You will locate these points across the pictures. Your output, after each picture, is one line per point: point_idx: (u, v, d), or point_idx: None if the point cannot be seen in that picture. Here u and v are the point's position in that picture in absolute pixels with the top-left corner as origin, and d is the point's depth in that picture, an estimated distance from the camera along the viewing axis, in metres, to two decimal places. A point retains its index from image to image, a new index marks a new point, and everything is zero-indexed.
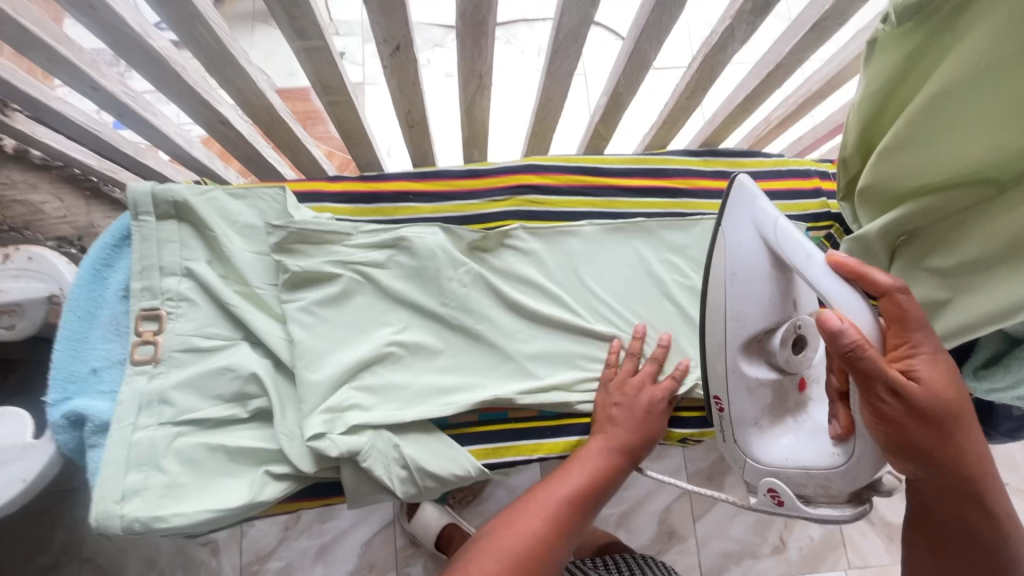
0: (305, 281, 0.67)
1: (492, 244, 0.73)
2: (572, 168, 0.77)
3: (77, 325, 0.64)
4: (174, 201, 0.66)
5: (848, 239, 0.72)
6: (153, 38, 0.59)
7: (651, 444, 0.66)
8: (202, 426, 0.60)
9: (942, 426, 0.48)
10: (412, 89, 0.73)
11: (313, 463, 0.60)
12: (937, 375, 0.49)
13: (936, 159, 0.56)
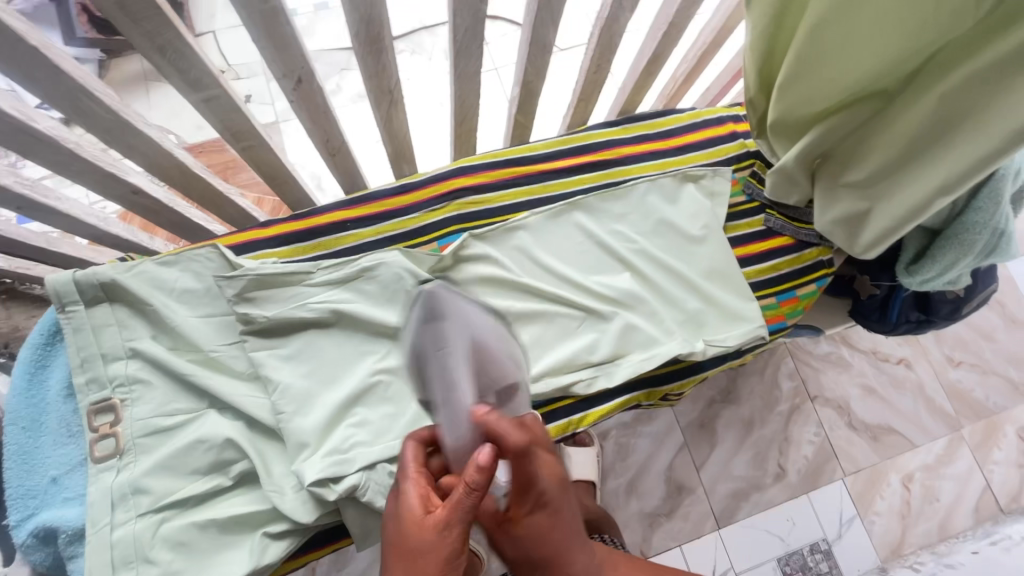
0: (273, 329, 0.64)
1: (450, 262, 0.72)
2: (501, 163, 0.78)
3: (23, 437, 0.59)
4: (100, 283, 0.63)
5: (771, 173, 0.76)
6: (38, 120, 0.55)
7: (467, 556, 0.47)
8: (185, 506, 0.58)
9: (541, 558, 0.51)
10: (325, 118, 0.72)
11: (311, 511, 0.58)
12: (546, 529, 0.51)
13: (828, 85, 0.60)
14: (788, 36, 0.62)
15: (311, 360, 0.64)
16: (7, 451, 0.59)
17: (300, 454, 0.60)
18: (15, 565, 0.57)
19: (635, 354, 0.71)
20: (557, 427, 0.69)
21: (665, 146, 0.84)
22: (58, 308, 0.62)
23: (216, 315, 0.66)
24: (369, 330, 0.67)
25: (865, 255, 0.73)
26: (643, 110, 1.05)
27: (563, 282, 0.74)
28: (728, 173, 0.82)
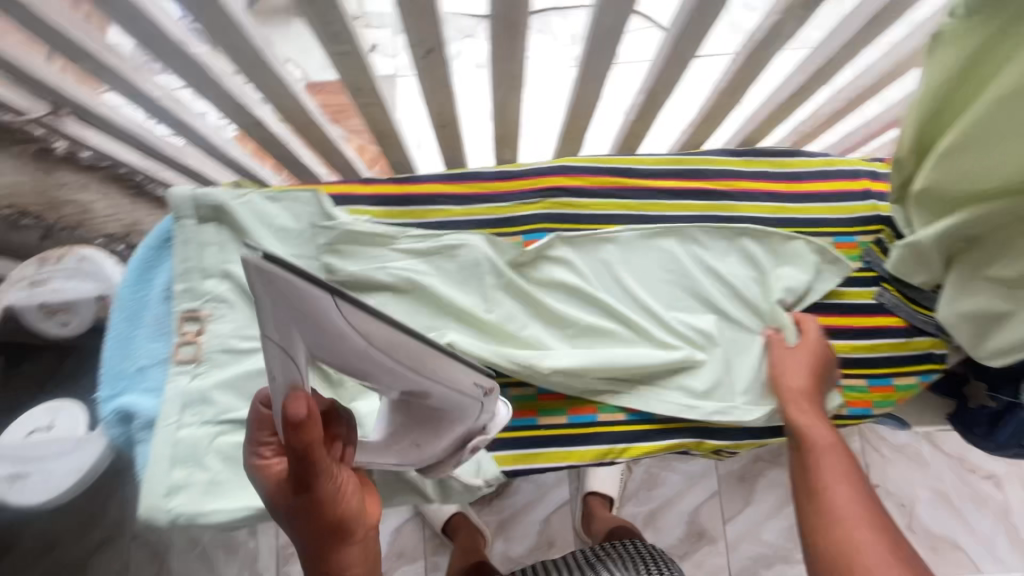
0: (353, 283, 0.68)
1: (530, 259, 0.71)
2: (604, 170, 0.76)
3: (123, 325, 0.66)
4: (213, 204, 0.68)
5: (900, 245, 0.67)
6: (193, 46, 0.60)
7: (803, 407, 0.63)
8: (241, 425, 0.62)
9: (787, 378, 0.66)
10: (444, 90, 0.72)
11: None
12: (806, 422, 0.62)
13: (999, 164, 0.52)
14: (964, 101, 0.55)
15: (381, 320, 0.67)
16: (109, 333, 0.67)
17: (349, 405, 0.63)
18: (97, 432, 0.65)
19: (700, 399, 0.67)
20: (598, 450, 0.67)
21: (783, 189, 0.78)
22: (174, 219, 0.67)
23: (306, 258, 0.70)
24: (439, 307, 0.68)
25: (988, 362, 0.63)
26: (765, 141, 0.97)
27: (638, 307, 0.71)
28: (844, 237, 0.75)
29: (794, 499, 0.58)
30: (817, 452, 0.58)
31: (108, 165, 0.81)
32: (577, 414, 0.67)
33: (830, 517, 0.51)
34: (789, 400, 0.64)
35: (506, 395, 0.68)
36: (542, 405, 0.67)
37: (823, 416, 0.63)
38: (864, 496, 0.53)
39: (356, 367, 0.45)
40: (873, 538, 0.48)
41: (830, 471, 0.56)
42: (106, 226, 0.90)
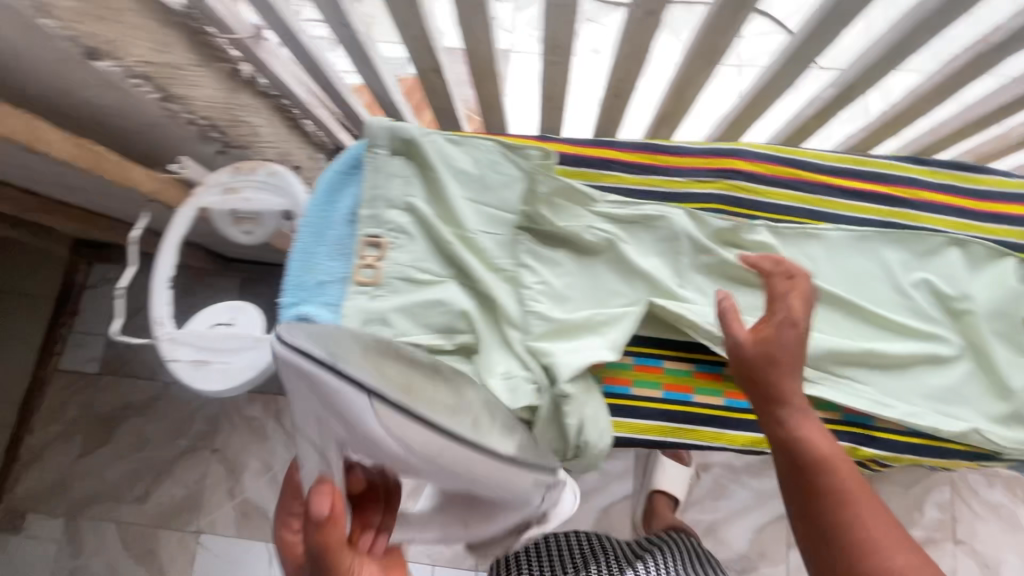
0: (549, 239, 0.70)
1: (728, 240, 0.71)
2: (785, 160, 0.74)
3: (309, 238, 0.70)
4: (406, 139, 0.70)
5: None
6: None
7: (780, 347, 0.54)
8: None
9: (766, 377, 0.53)
10: (638, 58, 0.71)
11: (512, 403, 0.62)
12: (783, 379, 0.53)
13: None
14: None
15: (561, 273, 0.69)
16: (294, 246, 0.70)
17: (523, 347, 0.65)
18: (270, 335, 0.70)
19: (872, 403, 0.65)
20: (749, 437, 0.66)
21: (968, 206, 0.74)
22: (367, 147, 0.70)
23: (484, 203, 0.72)
24: (623, 271, 0.70)
25: None
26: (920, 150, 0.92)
27: (808, 302, 0.70)
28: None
29: (797, 535, 0.48)
30: (842, 477, 0.47)
31: (276, 94, 0.87)
32: (733, 398, 0.67)
33: (867, 553, 0.42)
34: (790, 408, 0.52)
35: (662, 367, 0.67)
36: (698, 383, 0.67)
37: (791, 393, 0.53)
38: (884, 519, 0.44)
39: (392, 466, 0.47)
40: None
41: (856, 495, 0.46)
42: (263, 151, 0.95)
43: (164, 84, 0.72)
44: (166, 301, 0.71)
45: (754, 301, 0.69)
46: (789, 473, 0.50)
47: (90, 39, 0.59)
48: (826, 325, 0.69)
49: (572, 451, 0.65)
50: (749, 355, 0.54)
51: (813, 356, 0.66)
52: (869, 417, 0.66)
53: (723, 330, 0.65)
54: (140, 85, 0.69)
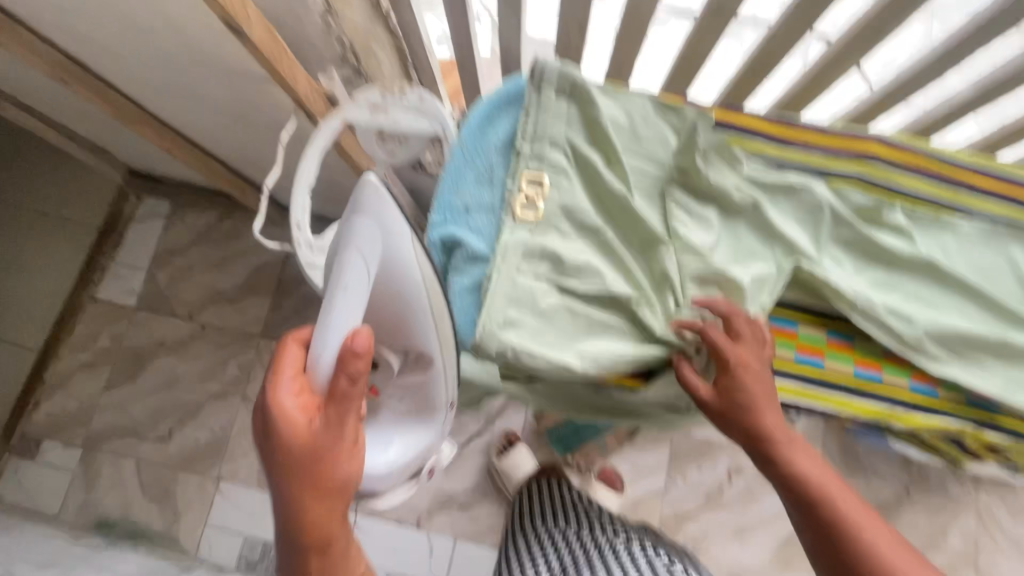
0: (701, 195, 0.71)
1: (868, 217, 0.73)
2: (926, 151, 0.75)
3: (462, 164, 0.71)
4: (572, 82, 0.71)
5: None
6: None
7: (744, 381, 0.62)
8: (566, 283, 0.65)
9: (741, 424, 0.62)
10: (798, 30, 0.75)
11: (658, 350, 0.62)
12: (752, 403, 0.62)
13: None
14: None
15: (709, 229, 0.70)
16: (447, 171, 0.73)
17: (672, 293, 0.65)
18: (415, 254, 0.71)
19: (1004, 386, 0.67)
20: (876, 408, 0.68)
21: None
22: (533, 84, 0.71)
23: (635, 153, 0.72)
24: (764, 233, 0.71)
25: None
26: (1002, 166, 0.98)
27: (942, 288, 0.71)
28: None
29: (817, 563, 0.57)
30: (839, 511, 0.55)
31: (400, 37, 0.95)
32: (863, 368, 0.68)
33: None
34: (777, 447, 0.60)
35: (797, 331, 0.69)
36: (830, 350, 0.68)
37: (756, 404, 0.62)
38: (884, 532, 0.55)
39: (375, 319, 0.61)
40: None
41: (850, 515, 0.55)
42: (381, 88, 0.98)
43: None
44: (305, 206, 0.76)
45: (890, 279, 0.70)
46: (796, 506, 0.58)
47: None
48: (959, 309, 0.70)
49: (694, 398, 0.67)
50: (721, 410, 0.62)
51: (946, 337, 0.67)
52: (993, 403, 0.68)
53: (862, 300, 0.67)
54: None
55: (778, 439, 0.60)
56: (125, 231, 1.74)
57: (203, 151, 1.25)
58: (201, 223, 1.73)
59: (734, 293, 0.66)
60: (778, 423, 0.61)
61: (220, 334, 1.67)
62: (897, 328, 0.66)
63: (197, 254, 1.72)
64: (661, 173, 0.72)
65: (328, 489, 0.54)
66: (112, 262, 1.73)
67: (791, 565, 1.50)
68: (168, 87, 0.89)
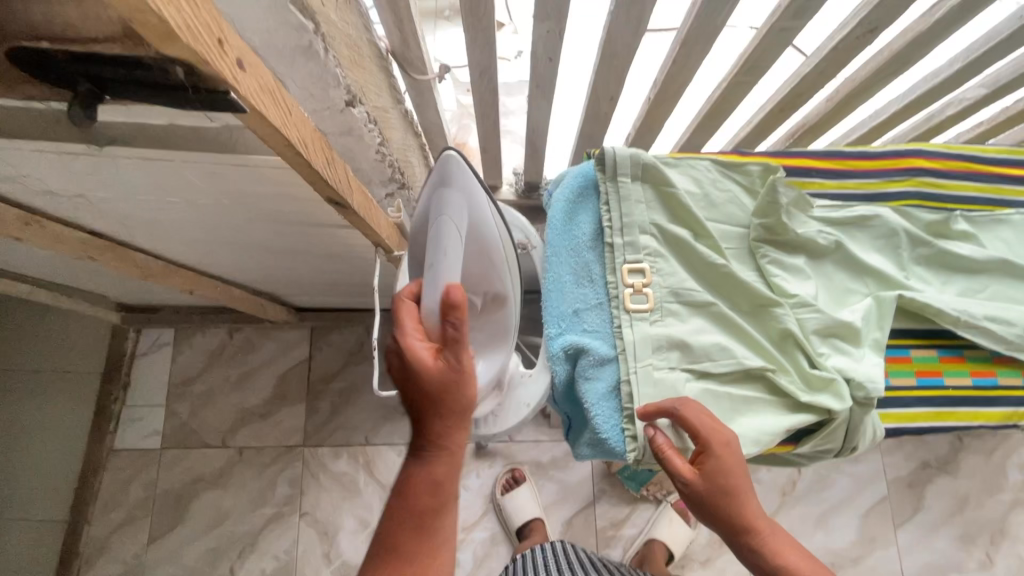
0: (790, 246, 0.73)
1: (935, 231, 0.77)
2: (962, 156, 0.80)
3: (558, 267, 0.72)
4: (643, 165, 0.71)
5: None
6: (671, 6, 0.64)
7: (717, 466, 0.55)
8: (700, 370, 0.65)
9: (722, 514, 0.55)
10: (827, 72, 0.78)
11: (808, 415, 0.64)
12: (732, 491, 0.55)
13: None
14: None
15: (808, 279, 0.71)
16: (545, 277, 0.72)
17: (802, 352, 0.66)
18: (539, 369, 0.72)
19: None
20: (1000, 412, 0.71)
21: None
22: (607, 175, 0.71)
23: (716, 219, 0.73)
24: (854, 269, 0.73)
25: None
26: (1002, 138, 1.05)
27: (1020, 282, 0.75)
28: None
29: None
30: None
31: (422, 134, 0.96)
32: (979, 377, 0.72)
33: None
34: (761, 538, 0.54)
35: (912, 356, 0.71)
36: (946, 367, 0.71)
37: (740, 488, 0.55)
38: None
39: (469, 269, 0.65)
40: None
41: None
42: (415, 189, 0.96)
43: (382, 129, 0.74)
44: None
45: (973, 285, 0.75)
46: None
47: (353, 86, 0.62)
48: None
49: (848, 450, 0.67)
50: (701, 496, 0.55)
51: None
52: None
53: (966, 314, 0.70)
54: (372, 130, 0.70)
55: (761, 529, 0.54)
56: (131, 370, 1.54)
57: (222, 281, 1.18)
58: (210, 343, 1.57)
59: (857, 337, 0.68)
60: (759, 506, 0.55)
61: (259, 455, 1.49)
62: (1001, 333, 0.70)
63: (214, 377, 1.55)
64: (747, 232, 0.73)
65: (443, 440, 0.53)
66: (126, 406, 1.52)
67: (877, 540, 1.53)
68: (207, 241, 0.82)
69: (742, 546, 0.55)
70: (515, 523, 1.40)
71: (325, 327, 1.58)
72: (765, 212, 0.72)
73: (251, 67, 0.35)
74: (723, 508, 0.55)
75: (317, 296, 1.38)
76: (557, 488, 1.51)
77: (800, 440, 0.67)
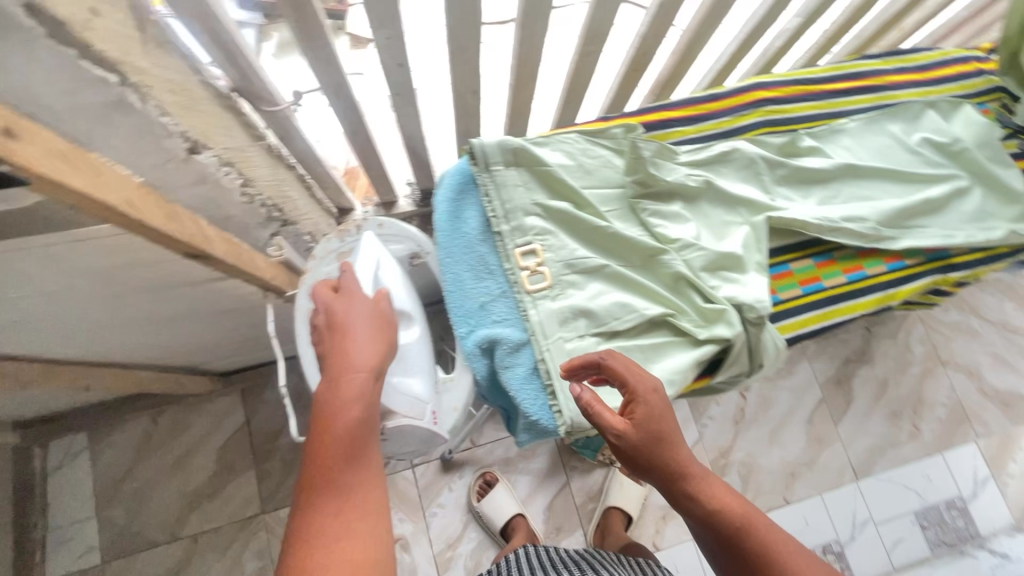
0: (665, 195, 0.77)
1: (786, 149, 0.84)
2: (794, 81, 0.89)
3: (451, 266, 0.71)
4: (512, 149, 0.72)
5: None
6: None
7: (645, 412, 0.57)
8: (610, 330, 0.68)
9: (657, 461, 0.56)
10: (662, 29, 0.83)
11: (713, 346, 0.68)
12: (665, 437, 0.56)
13: None
14: None
15: (687, 221, 0.76)
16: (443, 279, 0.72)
17: (695, 290, 0.70)
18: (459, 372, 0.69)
19: (941, 233, 0.81)
20: (875, 299, 0.79)
21: (920, 77, 0.95)
22: (481, 167, 0.72)
23: (594, 185, 0.76)
24: (724, 203, 0.78)
25: None
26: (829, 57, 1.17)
27: (865, 180, 0.84)
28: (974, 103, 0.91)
29: None
30: (761, 540, 0.53)
31: (297, 164, 0.94)
32: (851, 273, 0.79)
33: None
34: (694, 481, 0.56)
35: (792, 270, 0.78)
36: (823, 272, 0.78)
37: (671, 432, 0.57)
38: (797, 541, 0.54)
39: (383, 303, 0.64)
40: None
41: (775, 546, 0.52)
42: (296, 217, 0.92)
43: (242, 170, 0.71)
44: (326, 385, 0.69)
45: (827, 192, 0.83)
46: (720, 544, 0.55)
47: (192, 132, 0.59)
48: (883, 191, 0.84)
49: (757, 368, 0.71)
50: (637, 445, 0.56)
51: (892, 217, 0.80)
52: (944, 249, 0.82)
53: (826, 220, 0.77)
54: (229, 174, 0.67)
55: (690, 475, 0.57)
56: (46, 490, 1.38)
57: (122, 367, 1.08)
58: (134, 437, 1.44)
59: (740, 266, 0.73)
60: (687, 450, 0.58)
61: (215, 537, 1.40)
62: (858, 230, 0.78)
63: (149, 470, 1.43)
64: (624, 191, 0.76)
65: (367, 368, 0.56)
66: (50, 529, 1.37)
67: (825, 440, 1.67)
68: (82, 330, 0.75)
69: (678, 496, 0.57)
70: (496, 525, 1.40)
71: (255, 385, 1.50)
72: (635, 169, 0.75)
73: (26, 133, 0.32)
74: (656, 455, 0.56)
75: (236, 356, 1.31)
76: (529, 479, 1.52)
77: (711, 374, 0.71)
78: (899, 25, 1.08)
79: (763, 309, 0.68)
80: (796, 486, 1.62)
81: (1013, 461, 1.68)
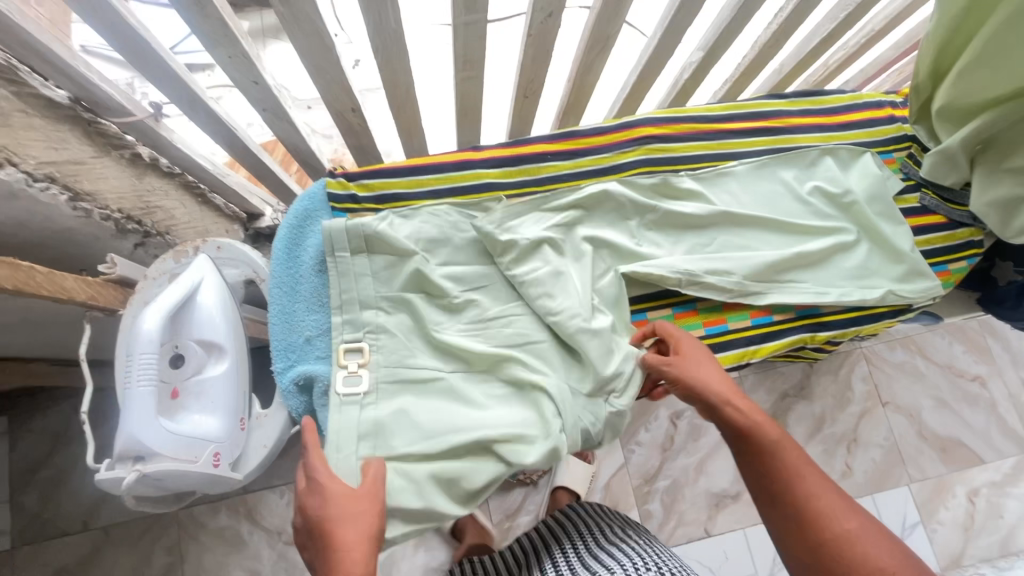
0: (529, 253, 0.73)
1: (663, 190, 0.81)
2: (687, 118, 0.85)
3: (283, 298, 0.69)
4: (363, 236, 0.69)
5: (931, 154, 0.86)
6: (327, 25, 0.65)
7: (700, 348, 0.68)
8: (421, 442, 0.64)
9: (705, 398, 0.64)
10: (544, 58, 0.80)
11: (541, 461, 0.65)
12: (712, 370, 0.66)
13: (994, 82, 0.77)
14: (964, 38, 0.79)
15: (542, 268, 0.73)
16: (272, 309, 0.70)
17: (541, 395, 0.68)
18: (274, 407, 0.68)
19: (809, 289, 0.78)
20: (735, 354, 0.77)
21: (827, 121, 0.91)
22: (327, 252, 0.68)
23: (454, 263, 0.73)
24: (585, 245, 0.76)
25: (1013, 239, 0.82)
26: (754, 88, 1.13)
27: (743, 228, 0.81)
28: (875, 153, 0.87)
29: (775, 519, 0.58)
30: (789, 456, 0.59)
31: (181, 172, 0.87)
32: (711, 326, 0.77)
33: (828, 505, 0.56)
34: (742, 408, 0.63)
35: (648, 318, 0.77)
36: (680, 322, 0.77)
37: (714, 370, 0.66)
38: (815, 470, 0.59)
39: (192, 337, 0.62)
40: (852, 530, 0.55)
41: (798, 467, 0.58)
42: (151, 217, 0.87)
43: (71, 182, 0.69)
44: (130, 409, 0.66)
45: (699, 238, 0.80)
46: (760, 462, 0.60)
47: None
48: (760, 241, 0.81)
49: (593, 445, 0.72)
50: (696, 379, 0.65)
51: (760, 271, 0.77)
52: (815, 306, 0.79)
53: (687, 274, 0.74)
54: (48, 188, 0.66)
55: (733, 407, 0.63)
56: None
57: None
58: (55, 425, 1.20)
59: (611, 348, 0.69)
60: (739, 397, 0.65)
61: None
62: (721, 284, 0.75)
63: (66, 460, 1.19)
64: (490, 279, 0.73)
65: (360, 566, 0.53)
66: None
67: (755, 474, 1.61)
68: None
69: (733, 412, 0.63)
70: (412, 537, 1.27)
71: None
72: (503, 251, 0.72)
73: None
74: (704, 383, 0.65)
75: None
76: None
77: None
78: (824, 60, 1.04)
79: (558, 444, 0.65)
80: (718, 518, 1.39)
81: (946, 507, 1.56)
